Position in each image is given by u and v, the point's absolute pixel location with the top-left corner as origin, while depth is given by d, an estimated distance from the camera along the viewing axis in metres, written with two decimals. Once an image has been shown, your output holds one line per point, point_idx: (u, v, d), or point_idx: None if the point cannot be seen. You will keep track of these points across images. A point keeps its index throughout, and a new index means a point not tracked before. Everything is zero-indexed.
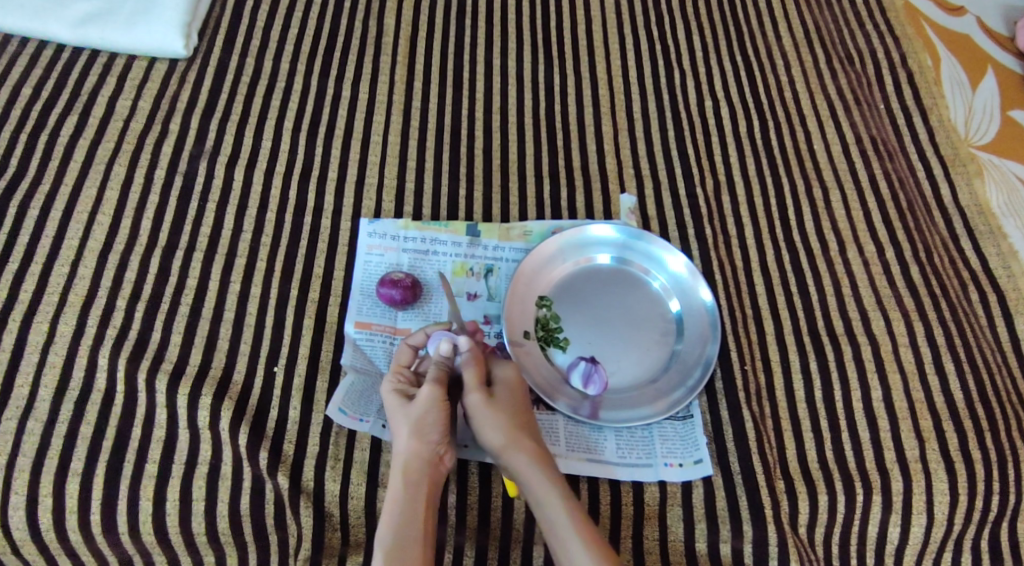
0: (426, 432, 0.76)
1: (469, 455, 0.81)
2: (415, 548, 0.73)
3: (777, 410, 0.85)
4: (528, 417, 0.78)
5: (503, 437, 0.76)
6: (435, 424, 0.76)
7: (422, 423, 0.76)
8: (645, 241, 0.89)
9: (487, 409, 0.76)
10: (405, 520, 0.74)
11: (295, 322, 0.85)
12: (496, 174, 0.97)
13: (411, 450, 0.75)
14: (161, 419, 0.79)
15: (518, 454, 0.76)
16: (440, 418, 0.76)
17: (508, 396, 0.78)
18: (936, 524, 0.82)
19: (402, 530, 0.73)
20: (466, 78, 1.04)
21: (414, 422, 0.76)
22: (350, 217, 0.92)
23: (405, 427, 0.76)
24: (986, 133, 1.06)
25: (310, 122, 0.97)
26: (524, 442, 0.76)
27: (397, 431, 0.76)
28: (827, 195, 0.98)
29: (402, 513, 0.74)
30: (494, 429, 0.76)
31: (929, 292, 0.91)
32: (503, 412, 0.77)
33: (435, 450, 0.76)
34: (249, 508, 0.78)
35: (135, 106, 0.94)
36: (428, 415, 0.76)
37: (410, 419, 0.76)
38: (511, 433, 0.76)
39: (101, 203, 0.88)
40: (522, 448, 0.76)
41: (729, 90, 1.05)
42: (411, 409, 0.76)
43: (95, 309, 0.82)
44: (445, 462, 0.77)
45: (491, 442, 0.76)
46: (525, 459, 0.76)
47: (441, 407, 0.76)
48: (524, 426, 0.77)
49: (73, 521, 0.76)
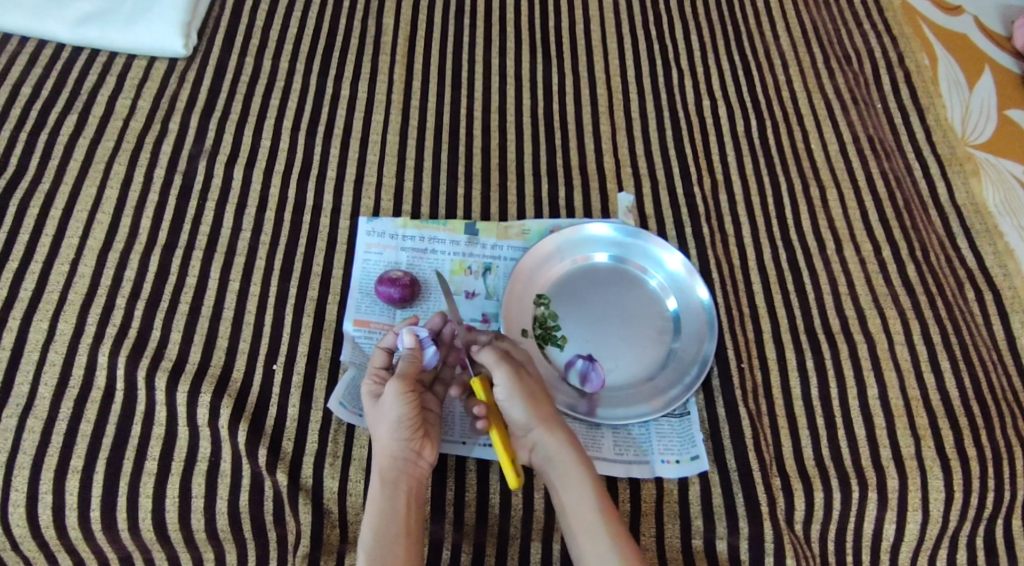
0: (393, 429, 0.76)
1: (450, 448, 0.82)
2: (397, 544, 0.73)
3: (773, 407, 0.85)
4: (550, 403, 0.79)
5: (531, 414, 0.76)
6: (400, 420, 0.76)
7: (389, 420, 0.76)
8: (642, 239, 0.90)
9: (517, 383, 0.76)
10: (384, 518, 0.74)
11: (294, 320, 0.86)
12: (494, 173, 0.97)
13: (385, 447, 0.76)
14: (161, 416, 0.79)
15: (555, 433, 0.77)
16: (405, 412, 0.76)
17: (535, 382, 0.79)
18: (931, 521, 0.82)
19: (381, 527, 0.74)
20: (464, 77, 1.04)
21: (383, 419, 0.76)
22: (348, 216, 0.92)
23: (380, 426, 0.77)
24: (982, 133, 1.05)
25: (309, 121, 0.97)
26: (559, 427, 0.77)
27: (375, 430, 0.77)
28: (823, 194, 0.98)
29: (379, 510, 0.74)
30: (531, 403, 0.76)
31: (924, 290, 0.92)
32: (531, 388, 0.77)
33: (409, 447, 0.76)
34: (248, 506, 0.78)
35: (135, 105, 0.95)
36: (393, 412, 0.76)
37: (382, 418, 0.77)
38: (551, 413, 0.77)
39: (100, 202, 0.88)
40: (556, 426, 0.77)
41: (727, 89, 1.06)
42: (379, 407, 0.77)
43: (96, 307, 0.83)
44: (424, 456, 0.77)
45: (534, 414, 0.76)
46: (565, 444, 0.77)
47: (405, 402, 0.76)
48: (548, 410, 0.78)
49: (73, 517, 0.77)
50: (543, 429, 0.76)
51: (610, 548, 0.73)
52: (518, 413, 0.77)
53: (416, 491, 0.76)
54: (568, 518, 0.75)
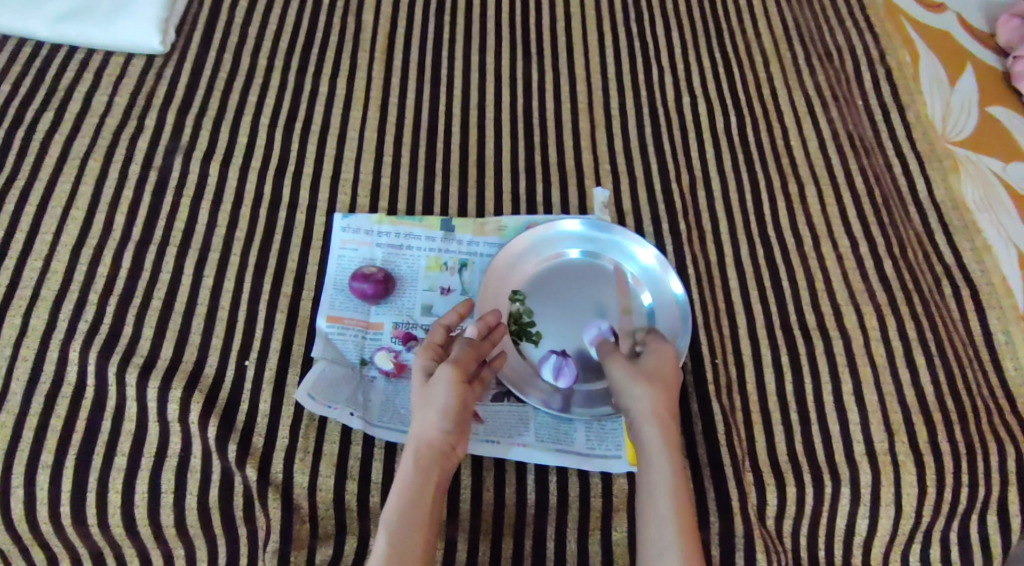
0: (439, 417, 0.75)
1: None
2: (415, 536, 0.72)
3: (747, 403, 0.85)
4: (672, 394, 0.77)
5: (639, 407, 0.76)
6: (446, 409, 0.75)
7: (437, 406, 0.75)
8: (615, 234, 0.90)
9: (625, 372, 0.77)
10: (409, 505, 0.73)
11: (267, 315, 0.85)
12: (472, 170, 0.97)
13: (425, 436, 0.75)
14: (131, 412, 0.79)
15: (650, 426, 0.75)
16: (453, 402, 0.75)
17: (655, 371, 0.78)
18: (904, 516, 0.82)
19: (404, 514, 0.72)
20: (444, 74, 1.04)
21: (431, 404, 0.75)
22: (324, 213, 0.92)
23: (426, 410, 0.75)
24: (964, 128, 1.02)
25: (287, 117, 0.97)
26: (665, 417, 0.75)
27: (416, 412, 0.76)
28: (802, 190, 0.98)
29: (404, 505, 0.73)
30: (633, 391, 0.76)
31: (901, 287, 0.91)
32: (650, 381, 0.77)
33: (448, 439, 0.75)
34: (218, 501, 0.78)
35: (112, 101, 0.95)
36: (444, 399, 0.75)
37: (428, 402, 0.75)
38: (656, 401, 0.75)
39: (75, 197, 0.88)
40: (658, 416, 0.75)
41: (707, 86, 1.05)
42: (429, 390, 0.76)
43: (68, 303, 0.82)
44: (456, 454, 0.76)
45: (632, 403, 0.76)
46: (659, 438, 0.75)
47: (456, 392, 0.75)
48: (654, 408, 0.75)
49: (44, 511, 0.77)
50: (637, 419, 0.76)
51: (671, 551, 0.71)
52: (625, 400, 0.77)
53: (443, 485, 0.75)
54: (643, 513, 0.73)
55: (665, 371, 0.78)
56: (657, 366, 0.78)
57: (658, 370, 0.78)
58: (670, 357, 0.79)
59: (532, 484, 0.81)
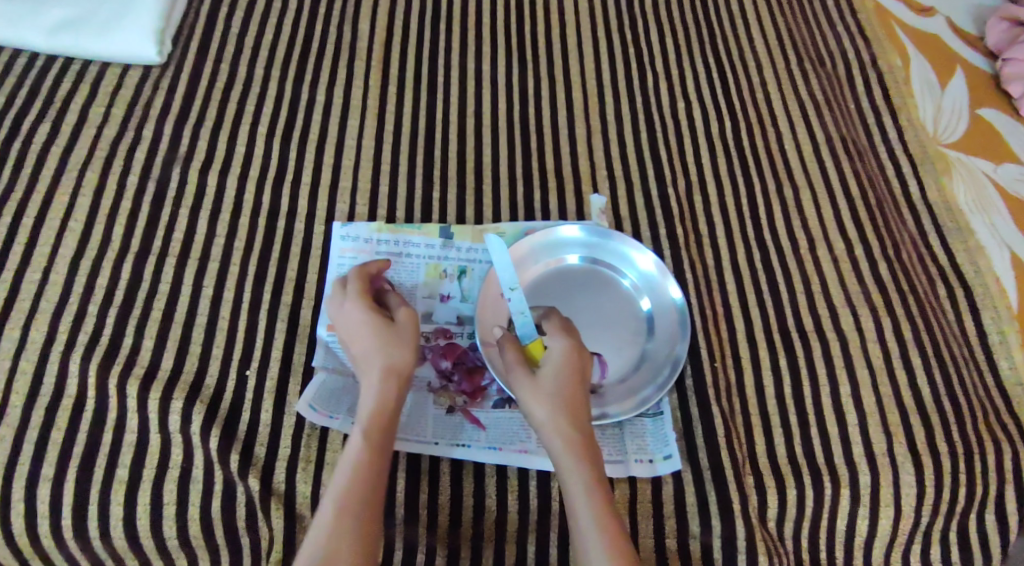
0: (407, 349, 0.78)
1: (425, 448, 0.82)
2: (379, 467, 0.72)
3: (746, 405, 0.85)
4: (574, 396, 0.75)
5: (544, 413, 0.74)
6: (413, 346, 0.78)
7: (402, 338, 0.78)
8: (614, 240, 0.90)
9: (522, 387, 0.76)
10: (382, 432, 0.73)
11: (268, 325, 0.86)
12: (470, 177, 0.97)
13: (398, 369, 0.76)
14: (132, 423, 0.79)
15: (549, 435, 0.74)
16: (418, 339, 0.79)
17: (555, 376, 0.76)
18: (903, 516, 0.83)
19: (376, 440, 0.73)
20: (441, 82, 1.04)
21: (395, 337, 0.78)
22: (323, 221, 0.92)
23: (389, 341, 0.77)
24: (955, 131, 1.05)
25: (284, 127, 0.98)
26: (564, 422, 0.74)
27: (375, 343, 0.77)
28: (797, 194, 0.99)
29: (360, 464, 0.71)
30: (532, 406, 0.75)
31: (896, 288, 0.92)
32: (549, 386, 0.75)
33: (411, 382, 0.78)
34: (220, 512, 0.79)
35: (109, 112, 0.95)
36: (411, 336, 0.79)
37: (391, 335, 0.78)
38: (551, 410, 0.74)
39: (73, 209, 0.88)
40: (555, 421, 0.74)
41: (701, 91, 1.06)
42: (389, 324, 0.78)
43: (67, 315, 0.82)
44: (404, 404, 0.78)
45: (533, 418, 0.75)
46: (557, 443, 0.73)
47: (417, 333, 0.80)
48: (551, 412, 0.74)
49: (45, 524, 0.77)
50: (541, 433, 0.75)
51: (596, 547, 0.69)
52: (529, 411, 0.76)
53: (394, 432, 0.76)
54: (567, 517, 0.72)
55: (562, 375, 0.76)
56: (554, 370, 0.76)
57: (551, 375, 0.76)
58: (566, 354, 0.77)
59: (535, 490, 0.81)
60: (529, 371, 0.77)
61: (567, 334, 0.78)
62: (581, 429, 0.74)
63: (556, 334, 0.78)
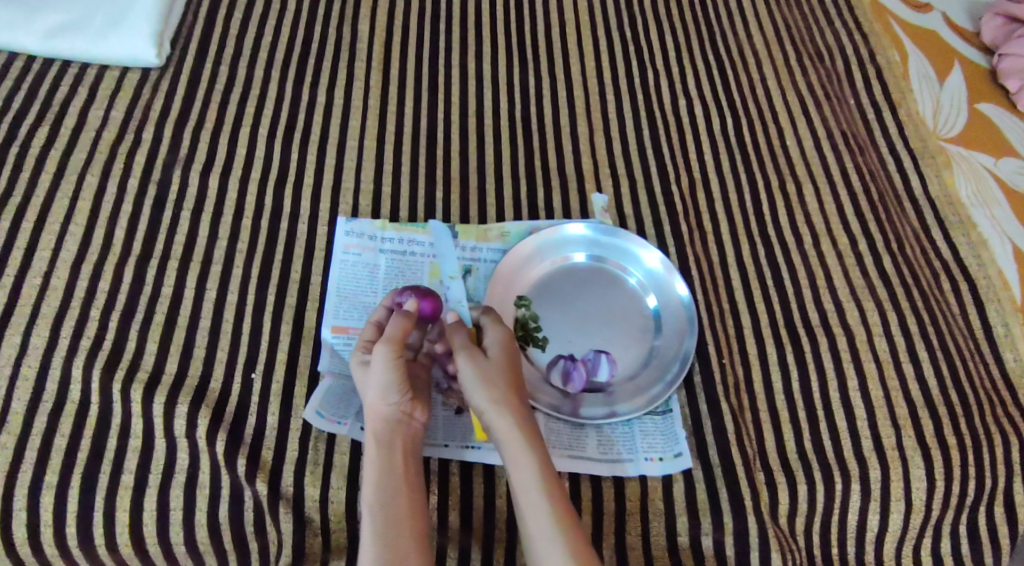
0: (381, 394, 0.77)
1: (432, 453, 0.81)
2: (398, 499, 0.74)
3: (755, 401, 0.85)
4: (513, 376, 0.77)
5: (494, 393, 0.76)
6: (388, 386, 0.77)
7: (377, 385, 0.77)
8: (619, 238, 0.90)
9: (473, 373, 0.77)
10: (381, 472, 0.75)
11: (272, 327, 0.85)
12: (472, 176, 0.97)
13: (377, 412, 0.77)
14: (137, 428, 0.78)
15: (500, 413, 0.75)
16: (393, 378, 0.77)
17: (499, 358, 0.78)
18: (914, 510, 0.82)
19: (379, 480, 0.75)
20: (441, 81, 1.04)
21: (371, 385, 0.77)
22: (326, 222, 0.91)
23: (367, 393, 0.78)
24: (955, 125, 1.05)
25: (285, 128, 0.97)
26: (511, 401, 0.76)
27: (365, 395, 0.78)
28: (800, 189, 0.99)
29: (374, 505, 0.74)
30: (483, 388, 0.76)
31: (901, 282, 0.92)
32: (494, 369, 0.77)
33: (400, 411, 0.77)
34: (227, 516, 0.78)
35: (107, 115, 0.94)
36: (383, 378, 0.77)
37: (370, 383, 0.78)
38: (501, 391, 0.76)
39: (73, 213, 0.87)
40: (505, 402, 0.76)
41: (703, 88, 1.06)
42: (369, 372, 0.78)
43: (69, 320, 0.81)
44: (417, 419, 0.78)
45: (483, 401, 0.76)
46: (509, 420, 0.75)
47: (393, 370, 0.77)
48: (502, 387, 0.76)
49: (48, 534, 0.75)
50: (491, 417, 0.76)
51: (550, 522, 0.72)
52: (478, 399, 0.76)
53: (410, 453, 0.77)
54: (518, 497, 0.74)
55: (503, 359, 0.78)
56: (496, 355, 0.78)
57: (499, 360, 0.78)
58: (506, 339, 0.79)
59: None
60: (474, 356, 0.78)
61: (502, 326, 0.80)
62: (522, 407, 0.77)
63: (493, 326, 0.80)
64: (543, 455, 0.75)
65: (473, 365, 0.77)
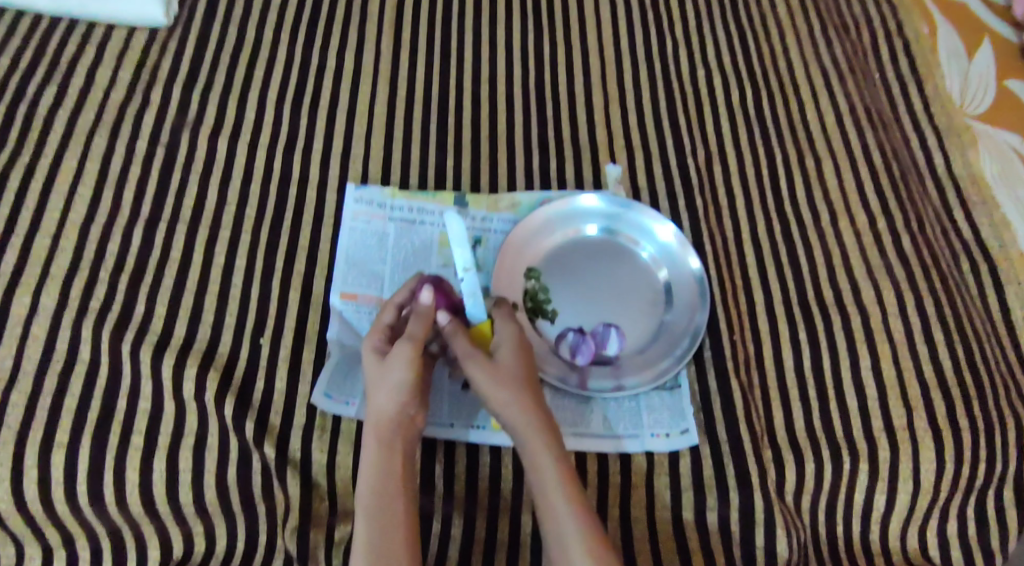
0: (393, 392, 0.75)
1: (438, 432, 0.81)
2: (396, 503, 0.72)
3: (765, 379, 0.84)
4: (529, 375, 0.76)
5: (510, 394, 0.74)
6: (402, 384, 0.75)
7: (391, 382, 0.75)
8: (633, 211, 0.89)
9: (487, 374, 0.75)
10: (382, 476, 0.73)
11: (281, 293, 0.85)
12: (484, 145, 0.96)
13: (382, 412, 0.75)
14: (146, 390, 0.78)
15: (515, 414, 0.74)
16: (409, 377, 0.75)
17: (512, 358, 0.76)
18: (921, 491, 0.82)
19: (380, 483, 0.73)
20: (454, 47, 1.03)
21: (384, 381, 0.75)
22: (335, 188, 0.91)
23: (375, 387, 0.75)
24: (982, 103, 1.02)
25: (294, 92, 0.96)
26: (529, 402, 0.74)
27: (371, 390, 0.76)
28: (819, 165, 0.97)
29: (372, 508, 0.72)
30: (497, 389, 0.74)
31: (919, 262, 0.90)
32: (510, 370, 0.75)
33: (404, 411, 0.75)
34: (235, 479, 0.78)
35: (115, 76, 0.93)
36: (399, 375, 0.75)
37: (382, 378, 0.75)
38: (516, 392, 0.74)
39: (82, 175, 0.86)
40: (522, 402, 0.74)
41: (722, 59, 1.04)
42: (382, 367, 0.76)
43: (78, 281, 0.81)
44: (417, 423, 0.76)
45: (498, 402, 0.74)
46: (525, 420, 0.74)
47: (410, 368, 0.75)
48: (517, 389, 0.74)
49: (59, 493, 0.75)
50: (507, 418, 0.74)
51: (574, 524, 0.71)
52: (493, 400, 0.75)
53: (409, 454, 0.75)
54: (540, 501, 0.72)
55: (517, 358, 0.76)
56: (509, 354, 0.76)
57: (513, 362, 0.76)
58: (518, 338, 0.77)
59: None
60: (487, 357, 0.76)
61: (513, 321, 0.79)
62: (540, 407, 0.75)
63: (505, 322, 0.78)
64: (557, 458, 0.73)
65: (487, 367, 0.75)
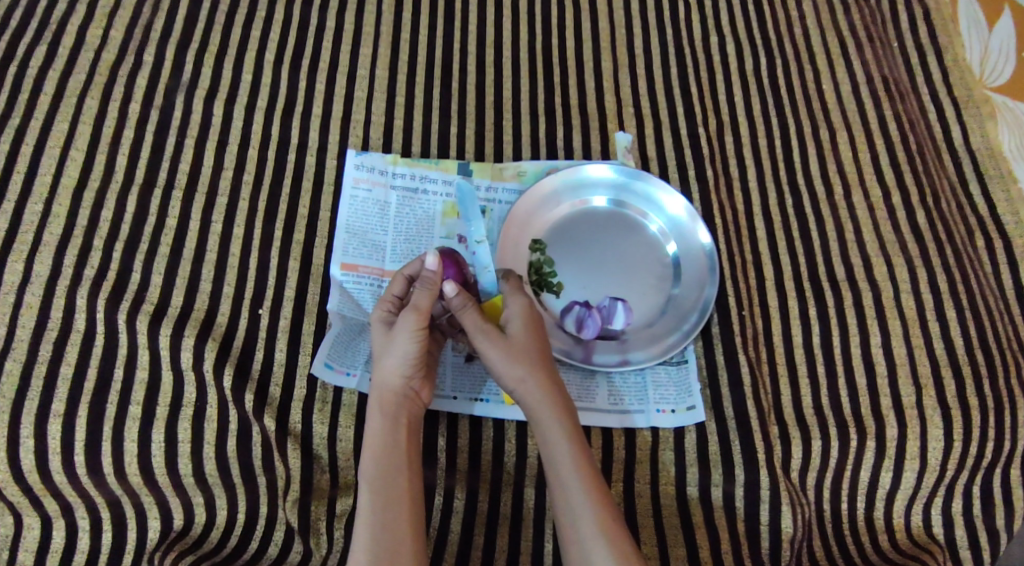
0: (400, 364, 0.74)
1: (442, 405, 0.80)
2: (399, 476, 0.72)
3: (773, 355, 0.83)
4: (541, 351, 0.75)
5: (521, 369, 0.73)
6: (408, 356, 0.74)
7: (398, 353, 0.73)
8: (642, 181, 0.87)
9: (497, 349, 0.73)
10: (386, 449, 0.72)
11: (280, 262, 0.84)
12: (488, 111, 0.93)
13: (387, 383, 0.74)
14: (144, 359, 0.77)
15: (527, 388, 0.73)
16: (416, 349, 0.73)
17: (523, 333, 0.74)
18: (928, 469, 0.80)
19: (384, 455, 0.72)
20: (458, 8, 0.99)
21: (391, 353, 0.74)
22: (336, 155, 0.89)
23: (381, 358, 0.74)
24: (1001, 74, 1.01)
25: (293, 54, 0.93)
26: (541, 378, 0.73)
27: (378, 360, 0.75)
28: (833, 136, 0.94)
29: (376, 480, 0.71)
30: (509, 364, 0.73)
31: (933, 238, 0.88)
32: (521, 345, 0.74)
33: (409, 385, 0.75)
34: (235, 450, 0.77)
35: (107, 35, 0.90)
36: (406, 347, 0.73)
37: (390, 349, 0.74)
38: (527, 367, 0.73)
39: (74, 137, 0.84)
40: (534, 377, 0.73)
41: (735, 24, 1.01)
42: (390, 338, 0.74)
43: (73, 248, 0.79)
44: (422, 396, 0.76)
45: (509, 376, 0.73)
46: (538, 394, 0.73)
47: (417, 339, 0.73)
48: (529, 364, 0.73)
49: (56, 462, 0.74)
50: (518, 392, 0.73)
51: (585, 501, 0.70)
52: (503, 375, 0.74)
53: (413, 428, 0.75)
54: (550, 477, 0.72)
55: (528, 333, 0.74)
56: (520, 328, 0.75)
57: (524, 337, 0.74)
58: (529, 312, 0.75)
59: None
60: (498, 331, 0.74)
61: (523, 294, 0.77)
62: (553, 382, 0.74)
63: (514, 295, 0.76)
64: (568, 433, 0.72)
65: (497, 341, 0.74)
